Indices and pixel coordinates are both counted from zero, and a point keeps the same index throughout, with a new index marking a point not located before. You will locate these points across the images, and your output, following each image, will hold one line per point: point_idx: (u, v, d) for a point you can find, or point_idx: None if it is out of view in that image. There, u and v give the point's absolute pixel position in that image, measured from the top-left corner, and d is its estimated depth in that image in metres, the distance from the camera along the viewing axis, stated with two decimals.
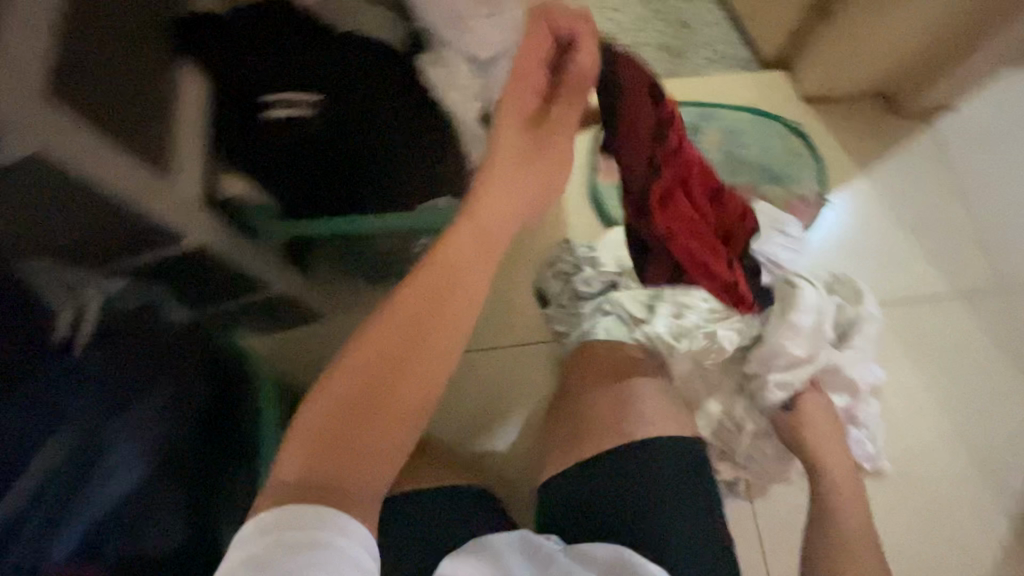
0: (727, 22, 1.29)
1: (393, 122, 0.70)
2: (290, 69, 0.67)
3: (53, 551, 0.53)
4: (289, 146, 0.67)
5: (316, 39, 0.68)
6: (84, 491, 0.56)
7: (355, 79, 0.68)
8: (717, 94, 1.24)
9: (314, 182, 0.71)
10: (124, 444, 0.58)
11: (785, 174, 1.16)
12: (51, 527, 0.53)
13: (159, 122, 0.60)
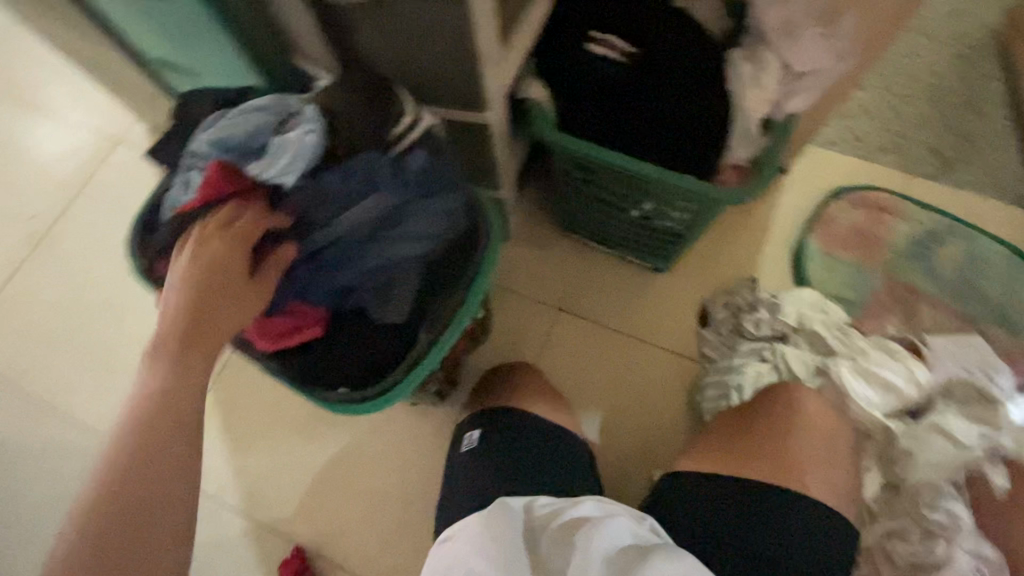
0: (1017, 153, 1.19)
1: (688, 89, 0.76)
2: (625, 20, 0.79)
3: (328, 277, 0.62)
4: (591, 76, 0.77)
5: (652, 7, 0.79)
6: (346, 259, 0.62)
7: (670, 46, 0.77)
8: (973, 216, 1.14)
9: (598, 112, 0.78)
10: (404, 227, 0.63)
11: (1018, 324, 1.04)
12: (337, 257, 0.62)
13: (518, 21, 0.73)
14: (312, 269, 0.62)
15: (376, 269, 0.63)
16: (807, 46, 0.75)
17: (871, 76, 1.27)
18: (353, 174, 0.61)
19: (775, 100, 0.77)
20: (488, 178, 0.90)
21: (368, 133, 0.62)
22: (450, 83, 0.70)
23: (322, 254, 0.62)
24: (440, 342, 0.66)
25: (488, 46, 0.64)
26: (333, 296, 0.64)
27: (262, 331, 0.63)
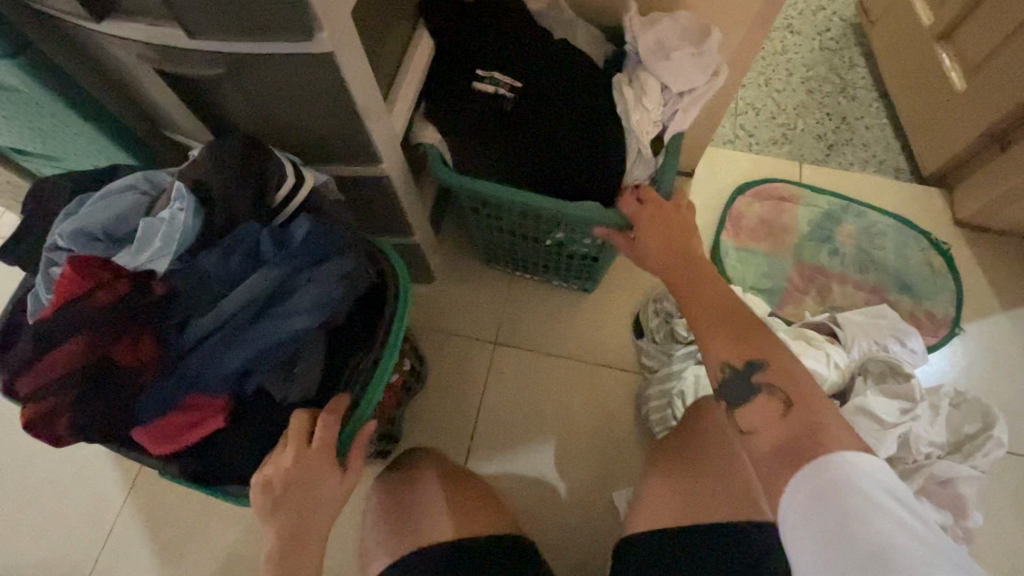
0: (890, 131, 1.29)
1: (578, 116, 0.77)
2: (506, 56, 0.79)
3: (215, 365, 0.55)
4: (484, 117, 0.77)
5: (533, 41, 0.79)
6: (240, 337, 0.55)
7: (554, 77, 0.78)
8: (863, 193, 1.23)
9: (493, 144, 0.77)
10: (294, 299, 0.56)
11: (917, 288, 1.12)
12: (223, 343, 0.55)
13: (396, 70, 0.72)
14: (201, 355, 0.54)
15: (267, 349, 0.55)
16: (679, 62, 0.76)
17: (752, 76, 1.36)
18: (234, 251, 0.56)
19: (659, 120, 0.79)
20: (397, 228, 0.86)
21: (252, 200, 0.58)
22: (335, 142, 0.67)
23: (210, 339, 0.55)
24: (362, 403, 0.60)
25: (365, 99, 0.61)
26: (226, 387, 0.55)
27: (148, 438, 0.54)
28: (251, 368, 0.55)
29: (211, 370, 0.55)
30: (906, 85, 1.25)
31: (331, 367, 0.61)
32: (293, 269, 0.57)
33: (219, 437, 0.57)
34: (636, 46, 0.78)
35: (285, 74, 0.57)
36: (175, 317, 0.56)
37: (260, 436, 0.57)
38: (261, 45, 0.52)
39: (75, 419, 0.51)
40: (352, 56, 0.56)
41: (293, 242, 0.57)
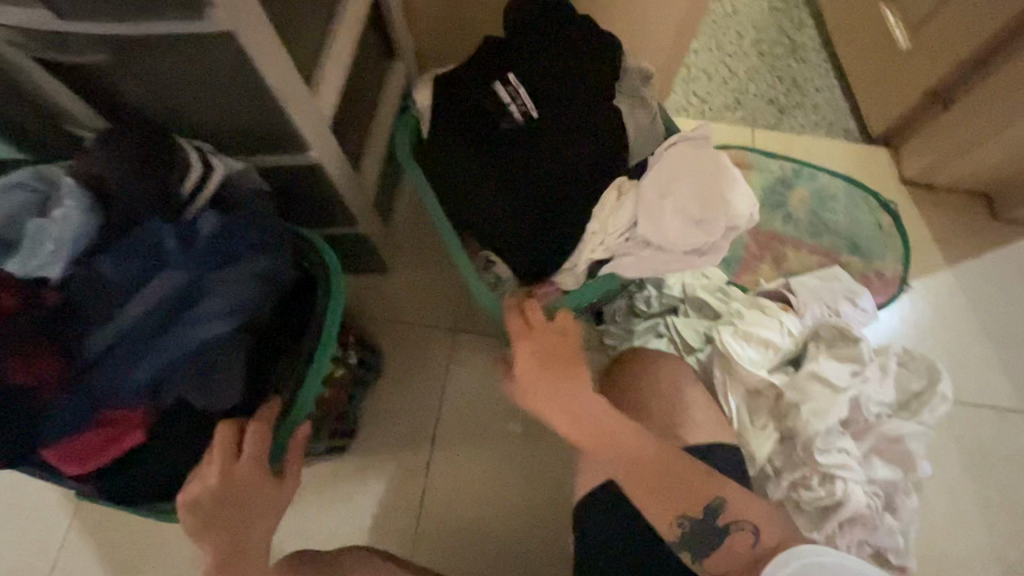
0: (839, 91, 1.29)
1: (560, 115, 0.70)
2: (540, 71, 0.72)
3: (123, 379, 0.51)
4: (480, 133, 0.71)
5: (556, 40, 0.73)
6: (148, 346, 0.51)
7: (571, 106, 0.71)
8: (814, 156, 1.23)
9: (456, 126, 0.73)
10: (203, 304, 0.52)
11: (867, 248, 1.13)
12: (130, 354, 0.51)
13: (318, 48, 0.66)
14: (109, 367, 0.51)
15: (180, 359, 0.51)
16: (686, 190, 0.62)
17: (703, 41, 1.33)
18: (134, 254, 0.52)
19: (617, 246, 0.68)
20: (336, 218, 0.81)
21: (152, 192, 0.53)
22: (255, 131, 0.62)
23: (117, 350, 0.51)
24: (297, 403, 0.59)
25: (282, 84, 0.56)
26: (142, 400, 0.52)
27: (61, 457, 0.52)
28: (165, 378, 0.52)
29: (122, 383, 0.51)
30: (853, 45, 1.24)
31: (259, 370, 0.59)
32: (200, 271, 0.53)
33: (143, 450, 0.55)
34: (656, 163, 0.66)
35: (183, 58, 0.51)
36: (74, 329, 0.51)
37: (186, 448, 0.55)
38: (146, 28, 0.46)
39: None
40: (258, 36, 0.51)
41: (199, 238, 0.54)
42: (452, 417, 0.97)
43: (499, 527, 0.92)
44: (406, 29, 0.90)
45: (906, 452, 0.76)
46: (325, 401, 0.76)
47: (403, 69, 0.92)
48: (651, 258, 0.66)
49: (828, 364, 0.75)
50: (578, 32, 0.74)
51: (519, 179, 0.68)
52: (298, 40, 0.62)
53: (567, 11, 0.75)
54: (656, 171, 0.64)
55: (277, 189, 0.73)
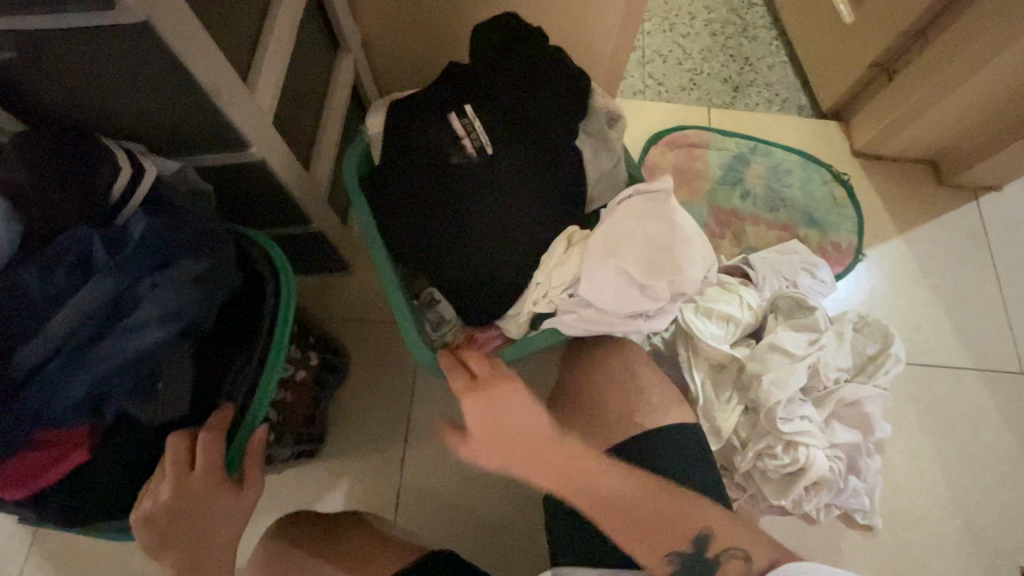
0: (790, 68, 1.31)
1: (509, 123, 0.68)
2: (510, 80, 0.70)
3: (58, 394, 0.49)
4: (437, 165, 0.68)
5: (517, 60, 0.71)
6: (84, 359, 0.49)
7: (533, 138, 0.68)
8: (770, 132, 1.25)
9: (402, 145, 0.71)
10: (140, 309, 0.50)
11: (823, 220, 1.16)
12: (63, 368, 0.49)
13: (253, 40, 0.63)
14: (40, 384, 0.48)
15: (119, 369, 0.50)
16: (635, 251, 0.62)
17: (657, 22, 1.33)
18: (58, 264, 0.49)
19: (561, 301, 0.67)
20: (287, 216, 0.78)
21: (80, 199, 0.51)
22: (188, 130, 0.59)
23: (48, 365, 0.49)
24: (251, 409, 0.57)
25: (212, 76, 0.53)
26: (82, 416, 0.50)
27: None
28: (104, 391, 0.50)
29: (56, 399, 0.49)
30: (802, 21, 1.26)
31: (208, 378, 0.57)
32: (137, 277, 0.51)
33: (85, 471, 0.52)
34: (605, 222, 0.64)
35: (99, 53, 0.48)
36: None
37: (134, 463, 0.53)
38: (51, 21, 0.44)
39: None
40: (178, 24, 0.48)
41: (130, 242, 0.51)
42: (423, 412, 0.95)
43: (475, 519, 0.91)
44: (350, 19, 0.87)
45: (863, 415, 0.78)
46: (286, 406, 0.74)
47: (350, 61, 0.89)
48: (595, 320, 0.64)
49: (787, 333, 0.77)
50: (542, 52, 0.71)
51: (454, 206, 0.67)
52: (230, 32, 0.59)
53: (540, 40, 0.72)
54: (606, 228, 0.63)
55: (223, 190, 0.70)
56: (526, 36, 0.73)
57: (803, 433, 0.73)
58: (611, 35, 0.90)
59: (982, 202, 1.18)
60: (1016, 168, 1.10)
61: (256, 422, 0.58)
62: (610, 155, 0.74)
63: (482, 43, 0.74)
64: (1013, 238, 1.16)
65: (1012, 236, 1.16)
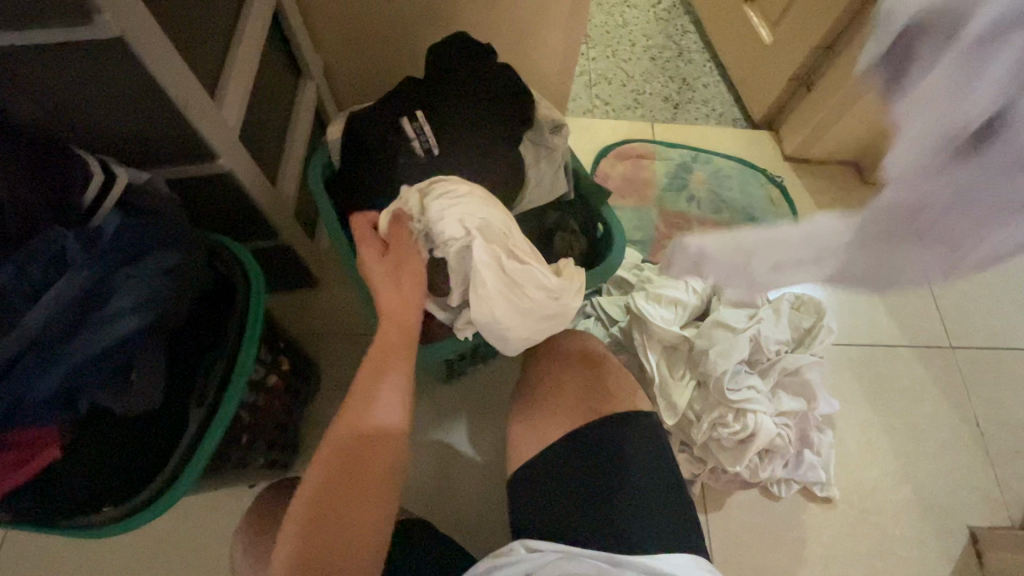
0: (723, 85, 1.43)
1: (461, 127, 0.74)
2: (460, 93, 0.76)
3: (32, 389, 0.50)
4: (380, 160, 0.75)
5: (464, 72, 0.78)
6: (56, 353, 0.51)
7: (471, 136, 0.74)
8: (709, 142, 1.35)
9: (357, 151, 0.77)
10: (114, 301, 0.53)
11: (762, 219, 1.26)
12: (35, 362, 0.50)
13: (221, 64, 0.68)
14: (10, 381, 0.49)
15: (94, 359, 0.52)
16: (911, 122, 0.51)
17: (600, 50, 1.45)
18: (33, 261, 0.51)
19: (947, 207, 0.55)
20: (254, 229, 0.81)
21: (51, 200, 0.53)
22: (157, 143, 0.63)
23: (20, 362, 0.50)
24: (222, 407, 0.59)
25: (182, 89, 0.57)
26: (55, 412, 0.52)
27: None
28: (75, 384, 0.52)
29: (27, 395, 0.50)
30: (729, 44, 1.39)
31: (179, 376, 0.59)
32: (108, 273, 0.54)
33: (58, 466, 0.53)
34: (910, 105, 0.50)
35: (77, 70, 0.53)
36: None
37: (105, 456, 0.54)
38: (34, 37, 0.48)
39: None
40: (148, 37, 0.52)
41: (104, 240, 0.55)
42: None
43: (453, 519, 0.91)
44: (310, 47, 0.93)
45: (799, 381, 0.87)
46: (258, 409, 0.75)
47: (311, 86, 0.94)
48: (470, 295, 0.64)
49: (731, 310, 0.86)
50: (485, 64, 0.79)
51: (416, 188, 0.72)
52: (200, 55, 0.64)
53: (483, 53, 0.80)
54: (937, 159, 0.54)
55: (190, 201, 0.73)
56: (462, 54, 0.80)
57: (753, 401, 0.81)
58: (554, 55, 0.98)
59: None
60: None
61: (228, 417, 0.59)
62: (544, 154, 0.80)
63: (430, 66, 0.81)
64: None
65: None
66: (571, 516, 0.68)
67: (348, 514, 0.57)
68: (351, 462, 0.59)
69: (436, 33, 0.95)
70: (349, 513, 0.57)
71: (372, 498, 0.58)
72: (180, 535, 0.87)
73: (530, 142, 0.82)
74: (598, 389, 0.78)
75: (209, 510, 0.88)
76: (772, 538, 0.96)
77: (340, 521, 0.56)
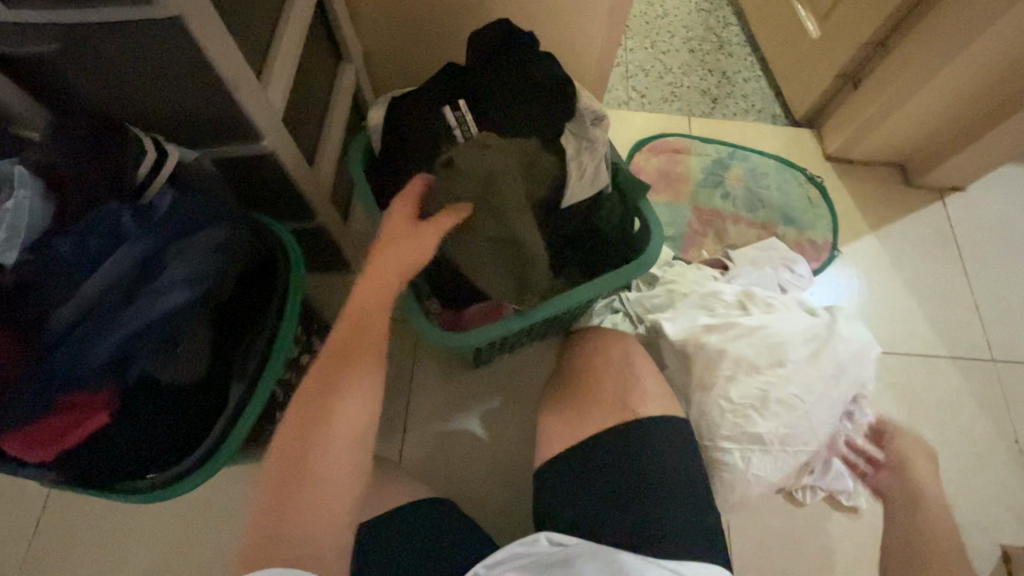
0: (764, 80, 1.39)
1: (502, 119, 0.74)
2: (500, 82, 0.75)
3: (86, 356, 0.52)
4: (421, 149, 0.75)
5: (507, 62, 0.77)
6: (110, 322, 0.53)
7: (513, 128, 0.74)
8: (748, 139, 1.31)
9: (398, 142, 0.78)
10: (166, 273, 0.55)
11: (799, 219, 1.22)
12: (92, 328, 0.52)
13: (269, 48, 0.69)
14: (66, 345, 0.52)
15: (145, 328, 0.54)
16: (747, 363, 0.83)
17: (638, 41, 1.42)
18: (92, 231, 0.53)
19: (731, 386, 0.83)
20: (290, 210, 0.82)
21: (109, 173, 0.55)
22: (204, 122, 0.64)
23: (77, 327, 0.52)
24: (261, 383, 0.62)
25: (234, 72, 0.58)
26: (106, 378, 0.54)
27: (22, 443, 0.52)
28: (124, 354, 0.54)
29: (81, 360, 0.52)
30: (775, 39, 1.35)
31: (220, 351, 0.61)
32: (161, 250, 0.56)
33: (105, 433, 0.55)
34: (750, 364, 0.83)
35: (135, 49, 0.54)
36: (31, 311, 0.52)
37: (153, 425, 0.56)
38: (91, 14, 0.49)
39: None
40: (201, 18, 0.52)
41: (158, 216, 0.57)
42: (421, 404, 0.98)
43: (473, 504, 0.92)
44: (352, 31, 0.93)
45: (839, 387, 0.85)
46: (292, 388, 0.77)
47: (351, 70, 0.95)
48: None
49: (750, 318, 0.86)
50: (526, 52, 0.78)
51: None
52: (250, 41, 0.65)
53: (526, 42, 0.79)
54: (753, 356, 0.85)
55: (234, 179, 0.74)
56: (506, 42, 0.79)
57: (753, 401, 0.81)
58: (595, 46, 0.96)
59: (947, 202, 1.25)
60: (977, 169, 1.17)
61: (266, 392, 0.63)
62: (590, 153, 0.78)
63: (471, 54, 0.80)
64: (978, 236, 1.22)
65: (978, 234, 1.22)
66: (584, 512, 0.69)
67: (306, 506, 0.50)
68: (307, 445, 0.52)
69: (475, 20, 0.94)
70: (306, 514, 0.50)
71: (338, 491, 0.51)
72: (205, 503, 0.89)
73: (571, 135, 0.79)
74: (628, 385, 0.77)
75: (235, 481, 0.90)
76: (792, 543, 0.95)
77: (299, 515, 0.49)
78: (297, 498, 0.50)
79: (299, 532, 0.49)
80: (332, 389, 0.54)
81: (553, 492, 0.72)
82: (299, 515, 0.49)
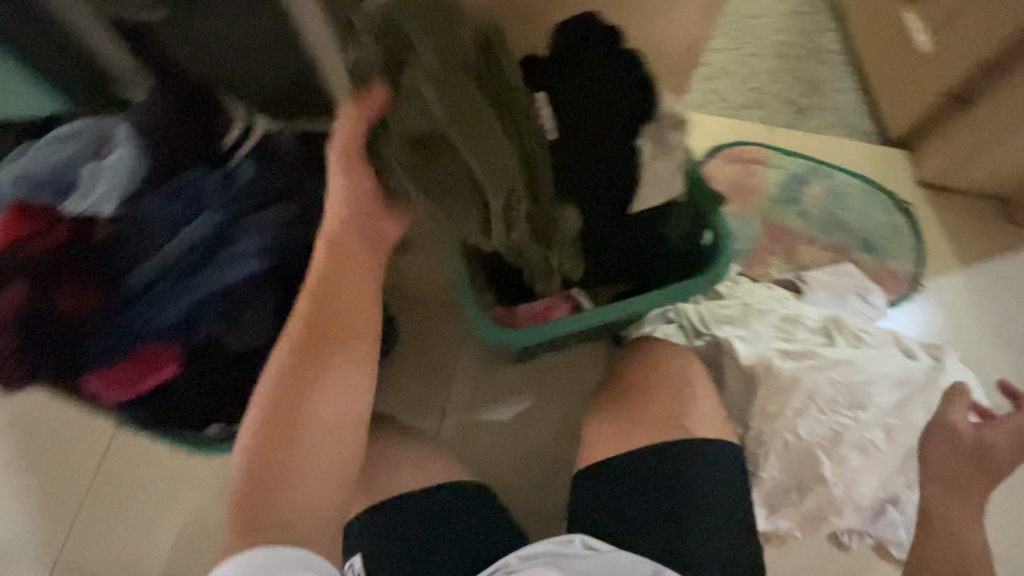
0: (858, 93, 1.30)
1: (578, 116, 0.71)
2: (580, 77, 0.73)
3: (162, 313, 0.56)
4: None
5: (589, 55, 0.74)
6: (187, 284, 0.57)
7: (589, 126, 0.71)
8: (832, 155, 1.23)
9: None
10: (240, 242, 0.58)
11: (880, 247, 1.14)
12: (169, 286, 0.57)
13: None
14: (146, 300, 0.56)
15: (217, 292, 0.57)
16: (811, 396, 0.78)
17: (724, 42, 1.34)
18: (180, 195, 0.59)
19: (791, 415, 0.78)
20: None
21: (198, 137, 0.60)
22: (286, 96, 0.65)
23: (158, 284, 0.57)
24: None
25: (322, 52, 0.59)
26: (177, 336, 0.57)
27: (101, 385, 0.55)
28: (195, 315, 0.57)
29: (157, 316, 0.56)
30: (876, 50, 1.25)
31: None
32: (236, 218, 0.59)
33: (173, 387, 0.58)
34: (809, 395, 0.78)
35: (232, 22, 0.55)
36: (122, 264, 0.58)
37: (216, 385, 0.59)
38: None
39: (23, 359, 0.53)
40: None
41: (239, 185, 0.60)
42: (463, 391, 0.98)
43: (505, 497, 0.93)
44: None
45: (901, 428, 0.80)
46: None
47: None
48: None
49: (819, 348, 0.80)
50: (610, 46, 0.74)
51: None
52: None
53: (612, 36, 0.75)
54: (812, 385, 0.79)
55: None
56: (590, 35, 0.76)
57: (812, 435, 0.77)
58: (681, 46, 0.92)
59: None
60: None
61: None
62: (666, 159, 0.75)
63: (552, 45, 0.77)
64: None
65: None
66: (621, 526, 0.68)
67: (286, 481, 0.55)
68: (283, 420, 0.55)
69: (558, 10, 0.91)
70: (285, 489, 0.54)
71: (314, 462, 0.55)
72: None
73: (649, 138, 0.75)
74: (680, 404, 0.75)
75: None
76: None
77: (281, 488, 0.54)
78: (276, 470, 0.54)
79: (282, 507, 0.54)
80: (310, 362, 0.56)
81: (590, 501, 0.71)
82: (279, 489, 0.54)
